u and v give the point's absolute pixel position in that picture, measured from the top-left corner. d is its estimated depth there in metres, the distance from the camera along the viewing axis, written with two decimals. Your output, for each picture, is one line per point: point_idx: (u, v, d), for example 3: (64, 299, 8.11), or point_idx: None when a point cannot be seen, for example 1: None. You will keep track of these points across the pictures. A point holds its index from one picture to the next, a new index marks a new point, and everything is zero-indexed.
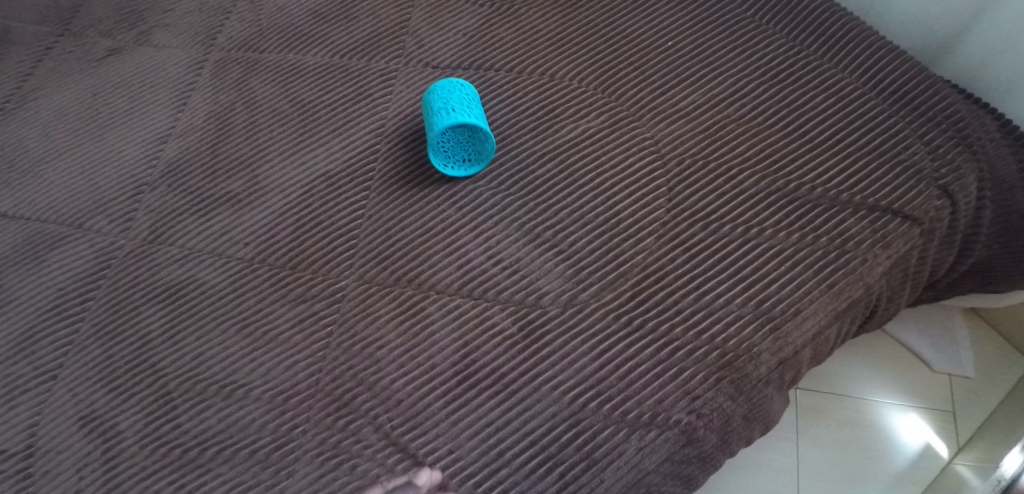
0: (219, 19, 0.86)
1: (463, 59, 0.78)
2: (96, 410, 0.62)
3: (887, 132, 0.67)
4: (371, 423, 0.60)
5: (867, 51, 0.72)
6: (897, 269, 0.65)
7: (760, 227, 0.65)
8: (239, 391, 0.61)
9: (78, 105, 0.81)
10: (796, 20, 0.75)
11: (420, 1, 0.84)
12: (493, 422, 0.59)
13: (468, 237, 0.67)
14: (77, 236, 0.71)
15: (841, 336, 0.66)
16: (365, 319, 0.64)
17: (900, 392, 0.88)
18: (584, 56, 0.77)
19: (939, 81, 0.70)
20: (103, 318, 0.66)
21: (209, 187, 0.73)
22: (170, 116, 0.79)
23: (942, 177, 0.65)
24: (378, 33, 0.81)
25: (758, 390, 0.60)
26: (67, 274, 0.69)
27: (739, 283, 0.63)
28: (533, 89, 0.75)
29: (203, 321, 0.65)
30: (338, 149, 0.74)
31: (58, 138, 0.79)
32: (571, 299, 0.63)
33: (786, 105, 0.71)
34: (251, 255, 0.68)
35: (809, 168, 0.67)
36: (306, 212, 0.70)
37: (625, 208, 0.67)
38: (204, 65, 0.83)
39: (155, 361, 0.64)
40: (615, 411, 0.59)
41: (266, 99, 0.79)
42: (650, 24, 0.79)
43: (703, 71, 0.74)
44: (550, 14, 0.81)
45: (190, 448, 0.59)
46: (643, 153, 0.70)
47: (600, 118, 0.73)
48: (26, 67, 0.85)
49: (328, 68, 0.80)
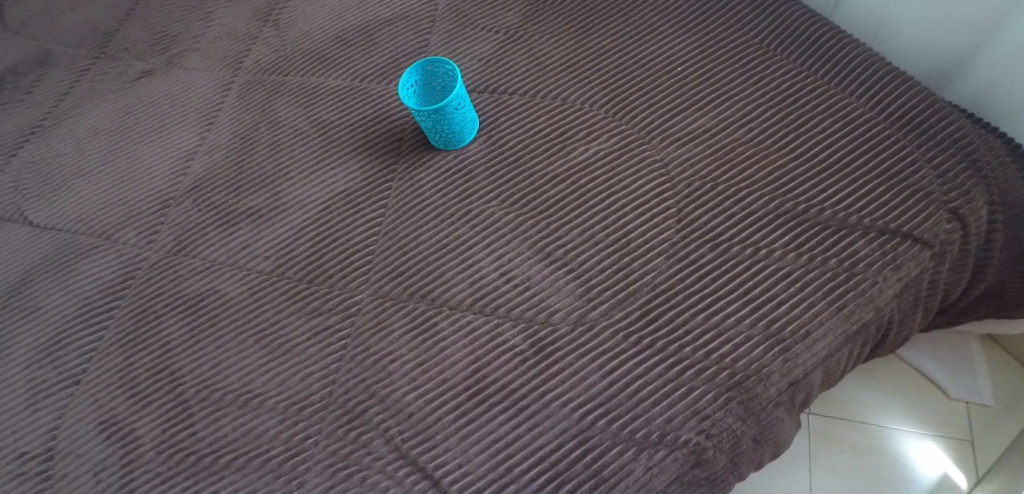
0: (246, 44, 0.90)
1: (478, 83, 0.81)
2: (117, 415, 0.63)
3: (896, 157, 0.68)
4: (383, 436, 0.60)
5: (875, 77, 0.73)
6: (909, 292, 0.64)
7: (768, 249, 0.65)
8: (254, 401, 0.63)
9: (111, 123, 0.85)
10: (804, 48, 0.77)
11: (438, 27, 0.87)
12: (503, 438, 0.59)
13: (481, 254, 0.69)
14: (105, 248, 0.74)
15: (852, 360, 0.65)
16: (379, 333, 0.65)
17: (915, 420, 0.87)
18: (595, 81, 0.79)
19: (947, 107, 0.71)
20: (126, 326, 0.68)
21: (232, 203, 0.76)
22: (197, 134, 0.82)
23: (952, 200, 0.65)
24: (397, 57, 0.85)
25: (769, 412, 0.60)
26: (94, 283, 0.71)
27: (747, 304, 0.63)
28: (546, 112, 0.78)
29: (221, 332, 0.67)
30: (356, 168, 0.77)
31: (91, 154, 0.83)
32: (581, 317, 0.64)
33: (795, 129, 0.72)
34: (270, 269, 0.70)
35: (817, 190, 0.67)
36: (323, 228, 0.72)
37: (635, 229, 0.68)
38: (231, 86, 0.86)
39: (174, 369, 0.65)
40: (624, 429, 0.59)
41: (289, 119, 0.82)
42: (660, 50, 0.81)
43: (713, 95, 0.76)
44: (563, 40, 0.84)
45: (204, 455, 0.61)
46: (654, 175, 0.71)
47: (611, 140, 0.75)
48: (64, 87, 0.89)
49: (349, 90, 0.83)
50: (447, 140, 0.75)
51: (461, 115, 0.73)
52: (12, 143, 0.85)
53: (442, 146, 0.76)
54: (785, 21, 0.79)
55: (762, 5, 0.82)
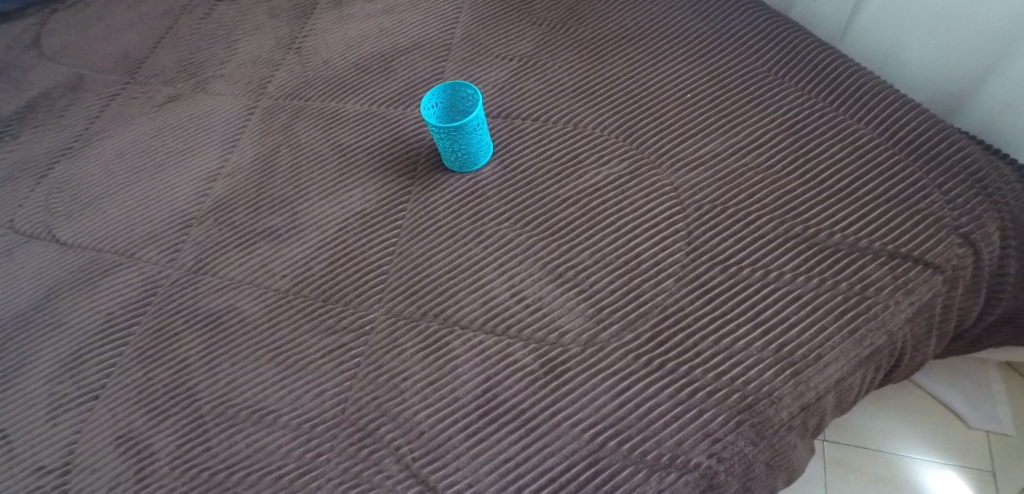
0: (270, 70, 0.93)
1: (491, 109, 0.84)
2: (133, 430, 0.64)
3: (904, 182, 0.69)
4: (393, 454, 0.61)
5: (882, 104, 0.74)
6: (922, 316, 0.64)
7: (779, 271, 0.65)
8: (268, 417, 0.64)
9: (138, 145, 0.88)
10: (811, 75, 0.79)
11: (454, 55, 0.90)
12: (513, 458, 0.59)
13: (493, 274, 0.70)
14: (128, 265, 0.76)
15: (866, 385, 0.64)
16: (391, 352, 0.66)
17: (934, 448, 0.85)
18: (605, 107, 0.81)
19: (956, 133, 0.71)
20: (146, 343, 0.70)
21: (251, 222, 0.78)
22: (220, 156, 0.85)
23: (963, 225, 0.66)
24: (414, 84, 0.87)
25: (781, 436, 0.59)
26: (116, 299, 0.73)
27: (758, 327, 0.63)
28: (558, 137, 0.80)
29: (237, 349, 0.68)
30: (373, 190, 0.78)
31: (118, 175, 0.85)
32: (591, 338, 0.65)
33: (803, 154, 0.73)
34: (287, 287, 0.72)
35: (827, 214, 0.68)
36: (339, 248, 0.74)
37: (645, 250, 0.69)
38: (254, 111, 0.89)
39: (191, 385, 0.67)
40: (635, 451, 0.59)
41: (309, 142, 0.84)
42: (670, 78, 0.83)
43: (722, 122, 0.77)
44: (575, 67, 0.86)
45: (217, 471, 0.61)
46: (663, 199, 0.72)
47: (621, 164, 0.76)
48: (94, 110, 0.93)
49: (368, 115, 0.85)
50: (462, 162, 0.77)
51: (478, 136, 0.75)
52: (43, 165, 0.88)
53: (457, 167, 0.78)
54: (793, 50, 0.81)
55: (771, 34, 0.83)
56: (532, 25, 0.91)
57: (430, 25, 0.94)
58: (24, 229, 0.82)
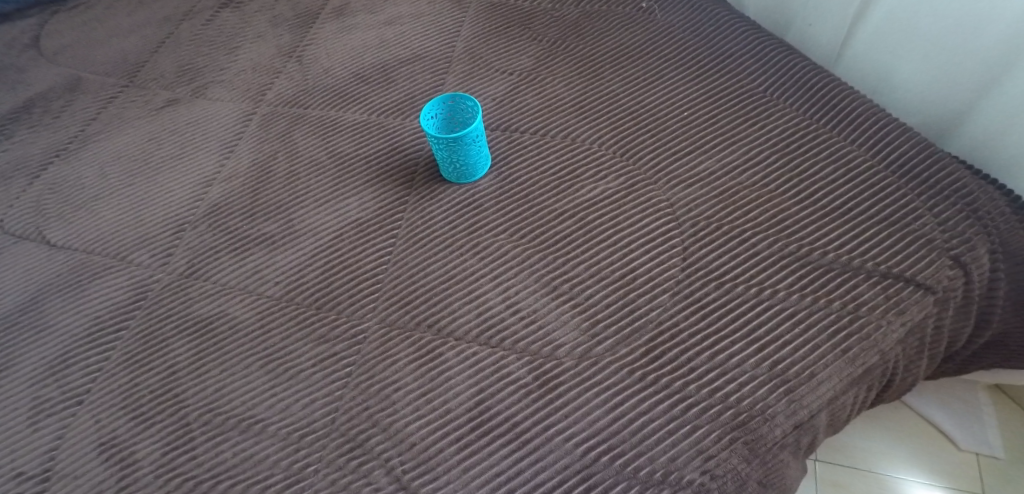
0: (270, 77, 0.94)
1: (491, 122, 0.84)
2: (117, 437, 0.63)
3: (896, 204, 0.70)
4: (383, 466, 0.60)
5: (875, 126, 0.75)
6: (913, 337, 0.64)
7: (773, 289, 0.66)
8: (256, 426, 0.63)
9: (134, 148, 0.88)
10: (806, 98, 0.80)
11: (455, 68, 0.90)
12: (505, 472, 0.59)
13: (488, 286, 0.70)
14: (120, 268, 0.75)
15: (858, 404, 0.64)
16: (384, 362, 0.65)
17: (925, 470, 0.86)
18: (603, 123, 0.82)
19: (948, 157, 0.72)
20: (134, 347, 0.69)
21: (246, 228, 0.77)
22: (217, 161, 0.85)
23: (953, 247, 0.66)
24: (414, 95, 0.88)
25: (774, 454, 0.59)
26: (105, 302, 0.72)
27: (752, 344, 0.63)
28: (555, 151, 0.80)
29: (227, 356, 0.67)
30: (370, 199, 0.78)
31: (112, 177, 0.85)
32: (585, 351, 0.64)
33: (797, 174, 0.74)
34: (280, 294, 0.71)
35: (820, 233, 0.69)
36: (334, 256, 0.73)
37: (641, 265, 0.69)
38: (253, 117, 0.89)
39: (179, 391, 0.65)
40: (627, 466, 0.58)
41: (307, 149, 0.84)
42: (667, 95, 0.84)
43: (718, 140, 0.78)
44: (574, 83, 0.87)
45: (202, 480, 0.60)
46: (659, 215, 0.73)
47: (618, 180, 0.76)
48: (91, 112, 0.93)
49: (367, 124, 0.86)
50: (461, 174, 0.77)
51: (476, 148, 0.75)
52: (36, 166, 0.87)
53: (454, 178, 0.78)
54: (789, 71, 0.83)
55: (766, 55, 0.85)
56: (533, 41, 0.92)
57: (431, 38, 0.94)
58: (13, 230, 0.81)
